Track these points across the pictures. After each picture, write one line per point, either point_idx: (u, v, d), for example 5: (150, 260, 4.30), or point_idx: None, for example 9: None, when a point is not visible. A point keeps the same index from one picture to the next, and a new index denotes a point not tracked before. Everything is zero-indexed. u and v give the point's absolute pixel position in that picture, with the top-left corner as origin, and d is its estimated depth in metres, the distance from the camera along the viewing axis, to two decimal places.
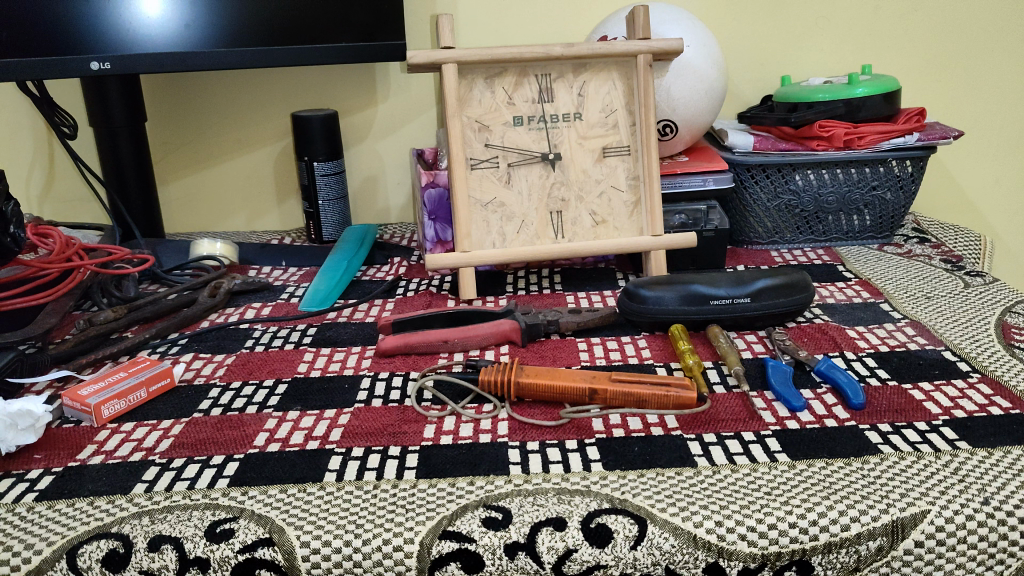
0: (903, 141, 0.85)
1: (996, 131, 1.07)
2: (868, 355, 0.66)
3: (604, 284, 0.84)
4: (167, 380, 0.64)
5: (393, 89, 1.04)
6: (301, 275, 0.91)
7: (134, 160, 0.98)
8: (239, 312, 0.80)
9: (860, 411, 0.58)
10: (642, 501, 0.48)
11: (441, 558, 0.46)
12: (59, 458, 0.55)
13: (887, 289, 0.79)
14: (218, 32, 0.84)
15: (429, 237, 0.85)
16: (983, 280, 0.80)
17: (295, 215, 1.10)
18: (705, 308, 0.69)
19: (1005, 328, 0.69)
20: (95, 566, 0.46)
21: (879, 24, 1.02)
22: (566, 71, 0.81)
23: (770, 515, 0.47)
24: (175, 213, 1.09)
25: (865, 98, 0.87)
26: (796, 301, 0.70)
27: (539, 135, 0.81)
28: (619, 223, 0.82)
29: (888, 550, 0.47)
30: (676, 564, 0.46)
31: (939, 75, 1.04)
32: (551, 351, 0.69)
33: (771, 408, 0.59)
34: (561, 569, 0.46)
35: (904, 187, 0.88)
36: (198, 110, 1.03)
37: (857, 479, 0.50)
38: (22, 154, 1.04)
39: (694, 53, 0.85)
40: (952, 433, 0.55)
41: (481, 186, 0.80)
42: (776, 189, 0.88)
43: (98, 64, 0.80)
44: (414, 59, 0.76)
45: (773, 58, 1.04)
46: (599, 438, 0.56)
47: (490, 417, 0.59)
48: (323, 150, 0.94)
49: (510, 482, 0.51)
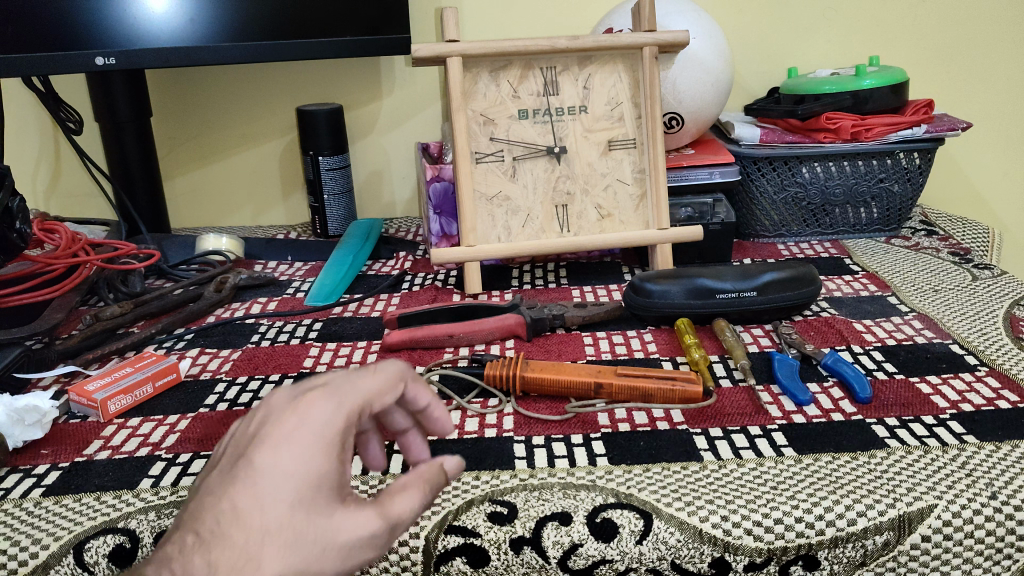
0: (910, 133, 0.85)
1: (1004, 121, 1.06)
2: (875, 349, 0.66)
3: (609, 279, 0.84)
4: (173, 374, 0.64)
5: (397, 82, 1.03)
6: (306, 270, 0.91)
7: (139, 155, 0.98)
8: (245, 308, 0.80)
9: (867, 405, 0.58)
10: (648, 496, 0.48)
11: (446, 552, 0.46)
12: (66, 453, 0.55)
13: (894, 282, 0.79)
14: (222, 27, 0.83)
15: (435, 230, 0.85)
16: (992, 273, 0.80)
17: (300, 210, 1.10)
18: (711, 302, 0.69)
19: (1013, 321, 0.69)
20: (102, 561, 0.46)
21: (885, 15, 1.01)
22: (571, 64, 0.80)
23: (775, 509, 0.47)
24: (181, 207, 1.09)
25: (872, 90, 0.86)
26: (803, 294, 0.70)
27: (544, 128, 0.81)
28: (625, 216, 0.82)
29: (895, 545, 0.46)
30: (682, 558, 0.46)
31: (948, 65, 1.03)
32: (556, 346, 0.69)
33: (777, 402, 0.58)
34: (567, 565, 0.46)
35: (911, 180, 0.88)
36: (205, 105, 1.03)
37: (863, 473, 0.50)
38: (26, 149, 1.04)
39: (700, 45, 0.84)
40: (959, 427, 0.54)
41: (486, 180, 0.80)
42: (783, 182, 0.87)
43: (103, 60, 0.81)
44: (419, 53, 0.76)
45: (779, 50, 1.03)
46: (605, 432, 0.55)
47: (495, 412, 0.59)
48: (328, 144, 0.94)
49: (515, 476, 0.51)
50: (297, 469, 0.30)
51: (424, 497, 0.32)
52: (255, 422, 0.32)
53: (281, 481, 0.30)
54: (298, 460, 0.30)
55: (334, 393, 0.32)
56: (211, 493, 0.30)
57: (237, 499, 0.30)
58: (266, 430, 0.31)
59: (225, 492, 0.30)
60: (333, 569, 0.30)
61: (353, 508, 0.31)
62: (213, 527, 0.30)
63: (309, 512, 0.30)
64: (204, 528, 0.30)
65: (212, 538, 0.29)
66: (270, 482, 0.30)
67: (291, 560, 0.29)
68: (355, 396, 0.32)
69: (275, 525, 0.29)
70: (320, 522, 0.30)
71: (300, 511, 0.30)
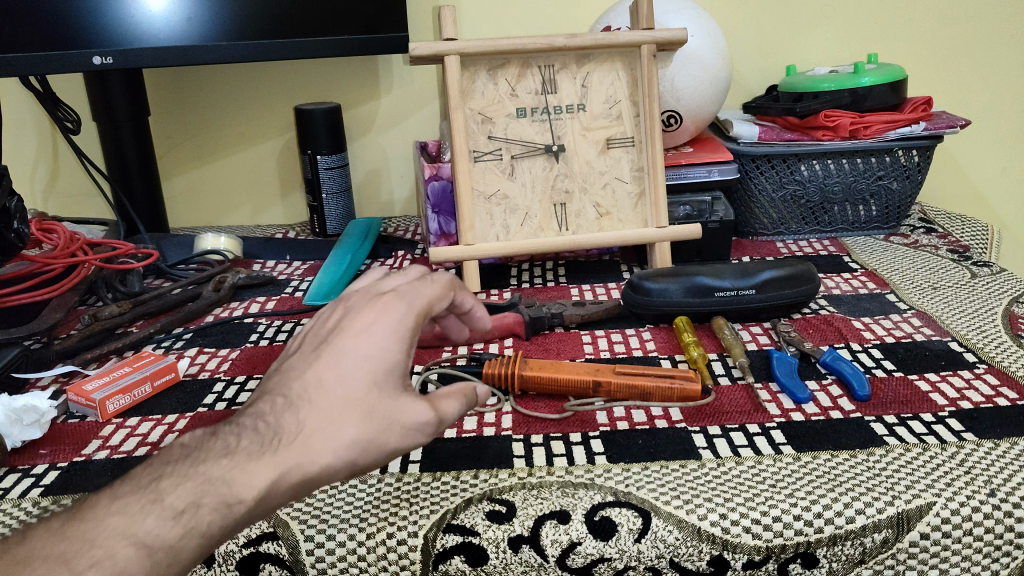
0: (908, 131, 0.85)
1: (1003, 118, 1.06)
2: (873, 347, 0.66)
3: (608, 277, 0.84)
4: (172, 374, 0.65)
5: (396, 81, 1.03)
6: (305, 269, 0.91)
7: (137, 155, 0.98)
8: (244, 307, 0.80)
9: (866, 402, 0.58)
10: (647, 494, 0.48)
11: (445, 551, 0.46)
12: (65, 453, 0.55)
13: (893, 280, 0.79)
14: (220, 26, 0.83)
15: (433, 229, 0.85)
16: (990, 270, 0.80)
17: (299, 209, 1.10)
18: (710, 300, 0.69)
19: (1012, 318, 0.69)
20: None
21: (883, 13, 1.01)
22: (569, 62, 0.80)
23: (774, 507, 0.47)
24: (180, 207, 1.09)
25: (870, 88, 0.86)
26: (802, 292, 0.70)
27: (542, 127, 0.81)
28: (624, 215, 0.82)
29: (894, 542, 0.46)
30: (680, 556, 0.46)
31: (946, 63, 1.03)
32: (555, 344, 0.69)
33: (776, 400, 0.58)
34: (565, 563, 0.46)
35: (909, 177, 0.88)
36: (203, 104, 1.03)
37: (862, 471, 0.50)
38: (25, 149, 1.04)
39: (698, 43, 0.84)
40: (958, 425, 0.54)
41: (484, 178, 0.80)
42: (781, 179, 0.87)
43: (100, 59, 0.81)
44: (416, 51, 0.76)
45: (778, 48, 1.03)
46: (603, 431, 0.55)
47: (494, 411, 0.58)
48: (327, 143, 0.94)
49: (514, 475, 0.51)
50: (374, 354, 0.39)
51: (464, 402, 0.42)
52: (338, 321, 0.42)
53: (359, 359, 0.39)
54: (377, 349, 0.39)
55: (404, 296, 0.42)
56: (305, 370, 0.39)
57: (324, 372, 0.39)
58: (351, 328, 0.40)
59: (317, 367, 0.39)
60: (393, 443, 0.38)
61: (412, 398, 0.39)
62: (304, 393, 0.38)
63: (381, 391, 0.38)
64: (293, 393, 0.38)
65: (303, 400, 0.38)
66: (356, 364, 0.39)
67: (363, 427, 0.37)
68: (420, 309, 0.42)
69: (355, 396, 0.38)
70: (387, 401, 0.38)
71: (375, 390, 0.38)
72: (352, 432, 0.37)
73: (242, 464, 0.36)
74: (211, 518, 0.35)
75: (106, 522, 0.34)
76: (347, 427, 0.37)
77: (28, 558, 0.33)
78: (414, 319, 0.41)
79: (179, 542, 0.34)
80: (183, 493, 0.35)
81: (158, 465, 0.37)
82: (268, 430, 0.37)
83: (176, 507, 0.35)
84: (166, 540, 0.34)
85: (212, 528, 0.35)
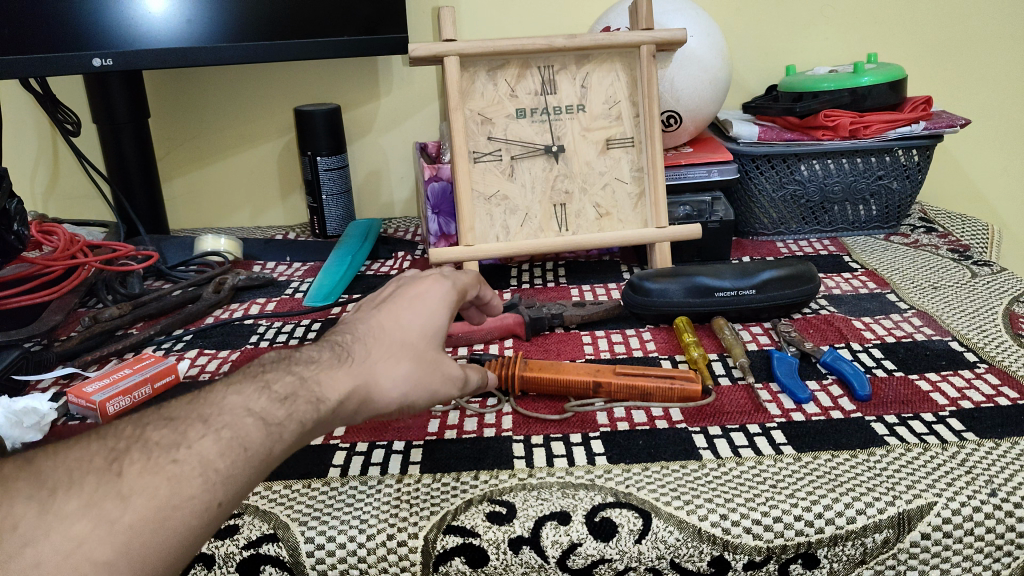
0: (908, 130, 0.85)
1: (1004, 117, 1.06)
2: (874, 346, 0.66)
3: (608, 278, 0.84)
4: (173, 376, 0.64)
5: (395, 83, 1.03)
6: (306, 270, 0.91)
7: (137, 156, 0.98)
8: (244, 308, 0.80)
9: (866, 402, 0.58)
10: (647, 495, 0.48)
11: (445, 552, 0.46)
12: None
13: (893, 279, 0.79)
14: (221, 27, 0.83)
15: (433, 230, 0.85)
16: (991, 269, 0.80)
17: (299, 211, 1.10)
18: (710, 300, 0.69)
19: (1013, 317, 0.69)
20: None
21: (883, 12, 1.01)
22: (568, 63, 0.80)
23: (775, 508, 0.47)
24: (180, 208, 1.09)
25: (870, 87, 0.86)
26: (803, 292, 0.70)
27: (542, 127, 0.81)
28: (623, 216, 0.82)
29: (895, 542, 0.46)
30: (681, 557, 0.46)
31: (946, 62, 1.03)
32: (555, 345, 0.69)
33: (776, 400, 0.58)
34: (566, 564, 0.46)
35: (910, 177, 0.88)
36: (203, 106, 1.03)
37: (862, 471, 0.50)
38: (25, 151, 1.04)
39: (698, 43, 0.84)
40: (959, 425, 0.54)
41: (484, 178, 0.80)
42: (781, 179, 0.87)
43: (100, 61, 0.80)
44: (416, 52, 0.75)
45: (778, 47, 1.03)
46: (604, 431, 0.55)
47: (494, 411, 0.59)
48: (326, 145, 0.94)
49: (514, 476, 0.51)
50: (429, 313, 0.48)
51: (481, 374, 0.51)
52: (391, 291, 0.51)
53: (414, 315, 0.47)
54: (432, 309, 0.49)
55: (444, 282, 0.52)
56: (368, 316, 0.47)
57: (384, 320, 0.47)
58: (407, 294, 0.50)
59: (380, 316, 0.47)
60: (435, 386, 0.46)
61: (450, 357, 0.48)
62: (369, 332, 0.46)
63: (430, 343, 0.47)
64: (358, 332, 0.46)
65: (369, 337, 0.46)
66: (414, 317, 0.47)
67: (416, 366, 0.45)
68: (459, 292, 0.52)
69: (411, 341, 0.46)
70: (434, 353, 0.47)
71: (427, 341, 0.47)
72: (407, 367, 0.45)
73: (324, 370, 0.42)
74: (305, 408, 0.40)
75: (228, 398, 0.39)
76: (404, 360, 0.45)
77: (175, 416, 0.37)
78: (454, 300, 0.51)
79: (285, 421, 0.39)
80: (285, 384, 0.40)
81: (258, 365, 0.42)
82: (338, 351, 0.44)
83: (281, 394, 0.40)
84: (276, 417, 0.38)
85: (307, 418, 0.39)
